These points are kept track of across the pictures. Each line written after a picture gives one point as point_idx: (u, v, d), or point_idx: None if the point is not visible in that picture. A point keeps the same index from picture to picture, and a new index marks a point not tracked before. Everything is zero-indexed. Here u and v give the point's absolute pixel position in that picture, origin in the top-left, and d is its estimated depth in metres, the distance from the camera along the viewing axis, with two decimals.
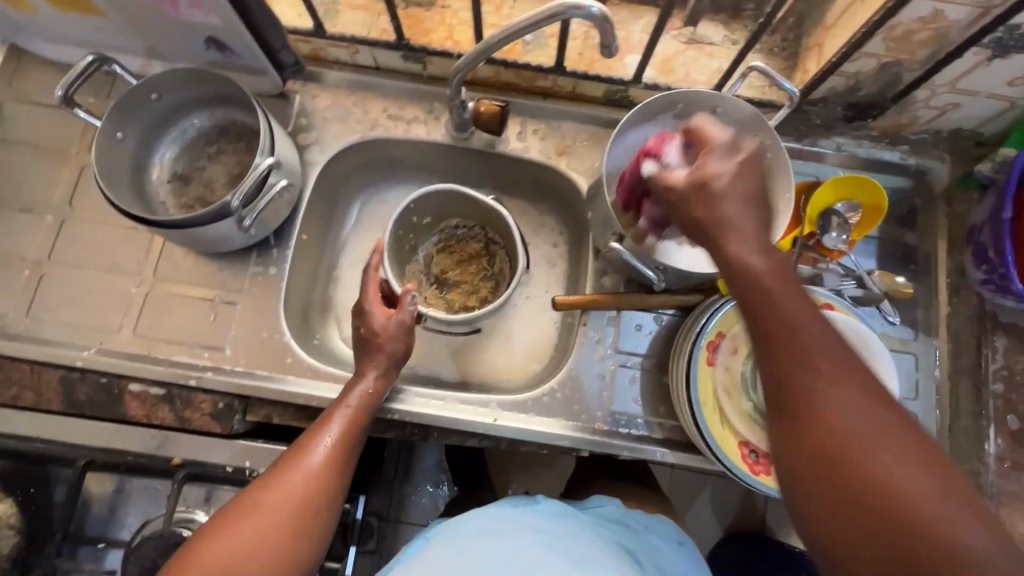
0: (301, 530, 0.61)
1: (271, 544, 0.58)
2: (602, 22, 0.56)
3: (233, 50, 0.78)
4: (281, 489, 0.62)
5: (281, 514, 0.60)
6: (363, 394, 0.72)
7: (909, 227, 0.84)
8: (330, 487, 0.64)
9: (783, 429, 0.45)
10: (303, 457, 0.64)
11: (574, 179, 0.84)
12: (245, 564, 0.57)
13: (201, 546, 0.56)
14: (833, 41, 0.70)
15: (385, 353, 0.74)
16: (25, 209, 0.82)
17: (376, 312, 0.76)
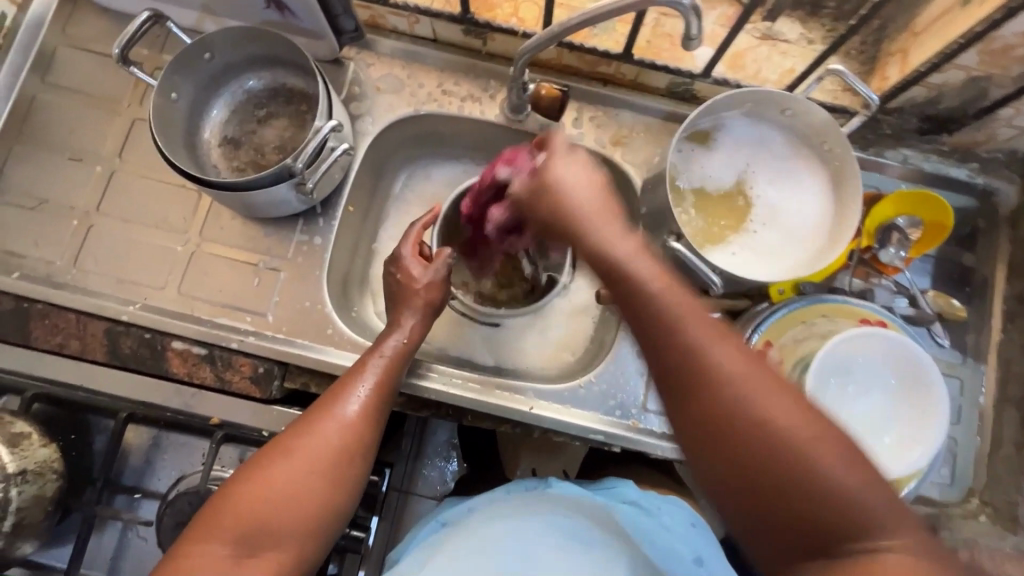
0: (337, 477, 0.62)
1: (309, 490, 0.60)
2: (691, 12, 0.54)
3: (293, 11, 0.76)
4: (316, 436, 0.62)
5: (318, 460, 0.61)
6: (398, 344, 0.72)
7: (967, 248, 0.81)
8: (363, 437, 0.65)
9: (704, 436, 0.47)
10: (336, 404, 0.65)
11: (628, 171, 0.82)
12: (285, 506, 0.58)
13: (239, 488, 0.58)
14: (922, 50, 0.66)
15: (422, 300, 0.77)
16: (76, 157, 0.82)
17: (411, 262, 0.78)
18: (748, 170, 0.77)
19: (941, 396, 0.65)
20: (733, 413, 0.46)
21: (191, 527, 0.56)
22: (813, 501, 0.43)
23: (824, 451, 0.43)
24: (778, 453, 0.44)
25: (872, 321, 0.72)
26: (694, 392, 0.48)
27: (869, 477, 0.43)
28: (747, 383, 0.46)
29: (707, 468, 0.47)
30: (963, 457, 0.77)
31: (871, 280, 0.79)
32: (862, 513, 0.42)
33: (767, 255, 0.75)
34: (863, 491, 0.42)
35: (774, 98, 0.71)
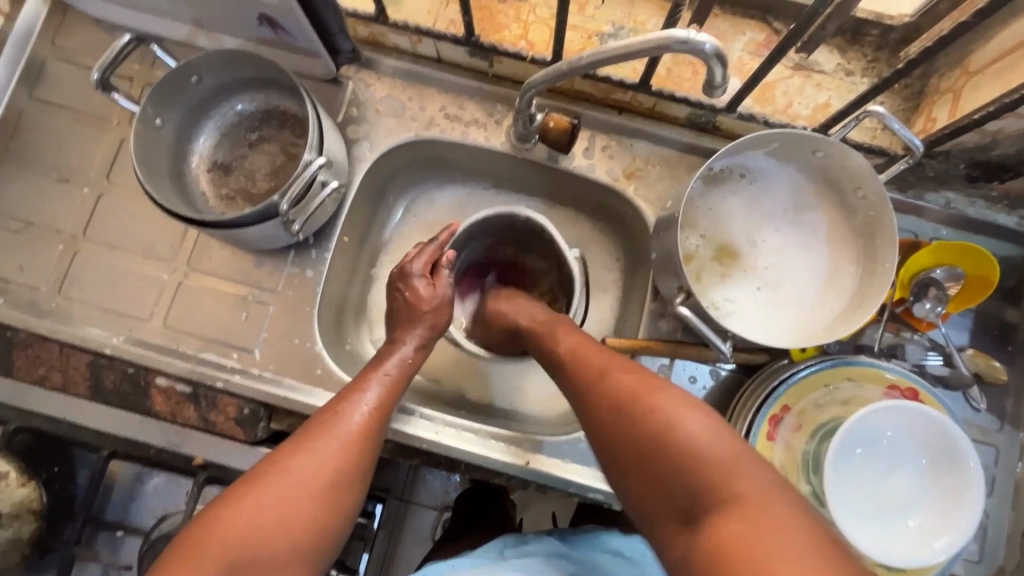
0: (333, 503, 0.54)
1: (301, 517, 0.52)
2: (714, 59, 0.49)
3: (287, 30, 0.71)
4: (312, 455, 0.55)
5: (315, 483, 0.53)
6: (399, 363, 0.66)
7: (1012, 302, 0.74)
8: (360, 460, 0.57)
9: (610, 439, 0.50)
10: (339, 420, 0.58)
11: (641, 208, 0.76)
12: (274, 534, 0.50)
13: (224, 514, 0.50)
14: (979, 93, 0.60)
15: (426, 321, 0.71)
16: (63, 177, 0.79)
17: (418, 281, 0.73)
18: (756, 212, 0.71)
19: (977, 482, 0.59)
20: (597, 394, 0.52)
21: (165, 559, 0.49)
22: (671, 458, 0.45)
23: (679, 412, 0.47)
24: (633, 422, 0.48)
25: (901, 388, 0.67)
26: (574, 384, 0.56)
27: (716, 428, 0.46)
28: (609, 368, 0.54)
29: (600, 455, 0.51)
30: (994, 532, 0.71)
31: (901, 334, 0.73)
32: (715, 461, 0.44)
33: (770, 309, 0.70)
34: (711, 439, 0.45)
35: (803, 141, 0.65)
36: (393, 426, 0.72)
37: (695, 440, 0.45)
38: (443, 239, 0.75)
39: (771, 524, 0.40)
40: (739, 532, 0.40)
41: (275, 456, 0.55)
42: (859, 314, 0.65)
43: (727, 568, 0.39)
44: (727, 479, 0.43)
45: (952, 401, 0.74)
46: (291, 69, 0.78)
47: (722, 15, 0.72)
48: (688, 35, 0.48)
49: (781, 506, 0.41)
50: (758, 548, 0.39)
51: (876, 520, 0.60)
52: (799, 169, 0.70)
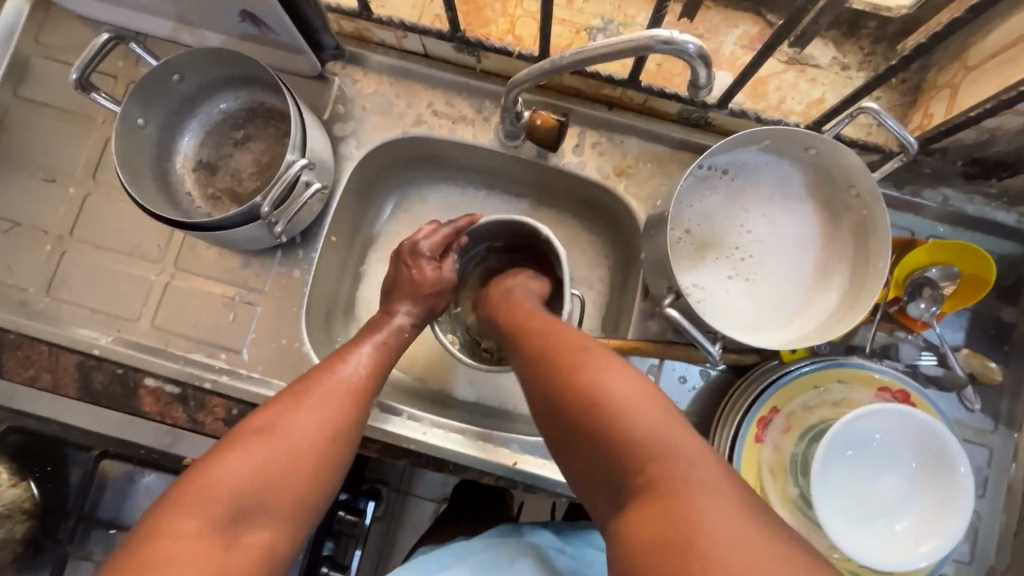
0: (332, 457, 0.54)
1: (302, 467, 0.52)
2: (698, 60, 0.48)
3: (269, 26, 0.70)
4: (306, 412, 0.54)
5: (314, 437, 0.53)
6: (393, 329, 0.67)
7: (1009, 301, 0.73)
8: (355, 419, 0.57)
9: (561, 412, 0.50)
10: (337, 382, 0.58)
11: (631, 206, 0.74)
12: (275, 483, 0.50)
13: (224, 460, 0.50)
14: (976, 89, 0.58)
15: (427, 303, 0.70)
16: (48, 177, 0.78)
17: (427, 262, 0.71)
18: (739, 207, 0.70)
19: (967, 487, 0.58)
20: (554, 364, 0.52)
21: (158, 504, 0.48)
22: (614, 434, 0.46)
23: (619, 386, 0.48)
24: (583, 395, 0.48)
25: (892, 390, 0.66)
26: (532, 356, 0.56)
27: (661, 406, 0.47)
28: (565, 343, 0.54)
29: (546, 428, 0.52)
30: (986, 533, 0.70)
31: (895, 334, 0.72)
32: (654, 439, 0.45)
33: (753, 307, 0.69)
34: (653, 417, 0.46)
35: (796, 137, 0.63)
36: (381, 427, 0.72)
37: (638, 419, 0.46)
38: (460, 223, 0.73)
39: (711, 505, 0.41)
40: (671, 510, 0.41)
41: (273, 410, 0.54)
42: (849, 315, 0.64)
43: (656, 544, 0.41)
44: (664, 456, 0.44)
45: (945, 401, 0.73)
46: (274, 65, 0.77)
47: (714, 7, 0.70)
48: (672, 35, 0.47)
49: (730, 498, 0.42)
50: (690, 524, 0.40)
51: (864, 521, 0.60)
52: (792, 166, 0.69)
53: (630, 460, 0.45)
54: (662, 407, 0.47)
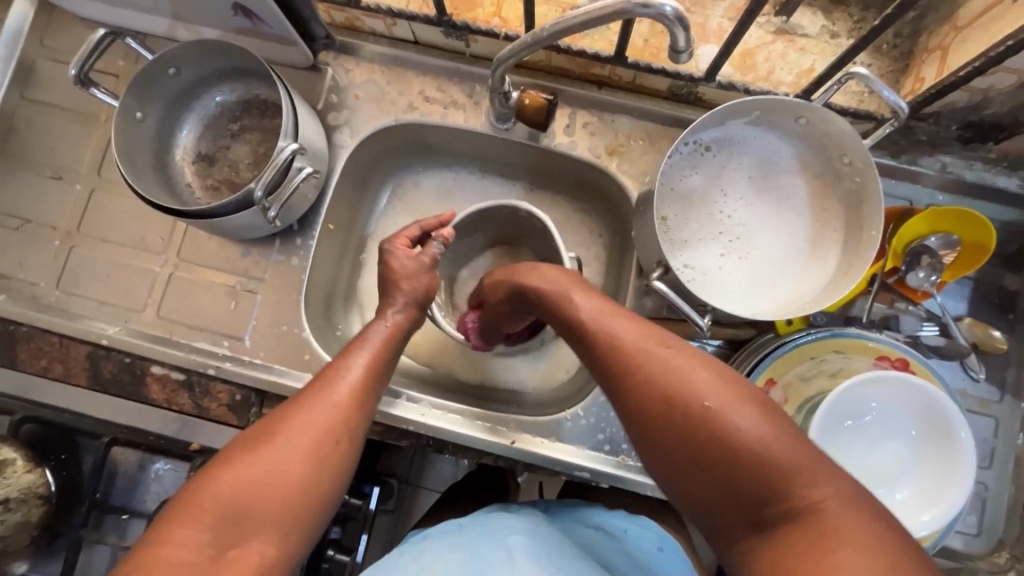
0: (326, 465, 0.53)
1: (291, 477, 0.51)
2: (676, 23, 0.48)
3: (261, 18, 0.71)
4: (303, 419, 0.54)
5: (301, 442, 0.53)
6: (383, 331, 0.65)
7: (1013, 268, 0.71)
8: (354, 423, 0.57)
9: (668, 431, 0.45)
10: (326, 385, 0.57)
11: (624, 184, 0.74)
12: (263, 490, 0.50)
13: (217, 468, 0.50)
14: (965, 49, 0.58)
15: (402, 290, 0.69)
16: (56, 175, 0.81)
17: (398, 252, 0.72)
18: (719, 184, 0.70)
19: (967, 455, 0.57)
20: (642, 375, 0.47)
21: (164, 512, 0.48)
22: (735, 462, 0.42)
23: (731, 404, 0.44)
24: (689, 419, 0.44)
25: (891, 358, 0.65)
26: (608, 365, 0.49)
27: (771, 424, 0.43)
28: (653, 350, 0.48)
29: (642, 444, 0.47)
30: (994, 505, 0.69)
31: (896, 305, 0.71)
32: (787, 469, 0.41)
33: (747, 281, 0.68)
34: (778, 442, 0.42)
35: (786, 105, 0.63)
36: (380, 409, 0.73)
37: (762, 447, 0.42)
38: (429, 223, 0.75)
39: (851, 545, 0.38)
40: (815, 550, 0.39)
41: (269, 419, 0.54)
42: (844, 283, 0.64)
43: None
44: (799, 488, 0.41)
45: (949, 371, 0.72)
46: (266, 56, 0.78)
47: None
48: None
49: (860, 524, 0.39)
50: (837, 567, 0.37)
51: None
52: (784, 136, 0.69)
53: (756, 492, 0.42)
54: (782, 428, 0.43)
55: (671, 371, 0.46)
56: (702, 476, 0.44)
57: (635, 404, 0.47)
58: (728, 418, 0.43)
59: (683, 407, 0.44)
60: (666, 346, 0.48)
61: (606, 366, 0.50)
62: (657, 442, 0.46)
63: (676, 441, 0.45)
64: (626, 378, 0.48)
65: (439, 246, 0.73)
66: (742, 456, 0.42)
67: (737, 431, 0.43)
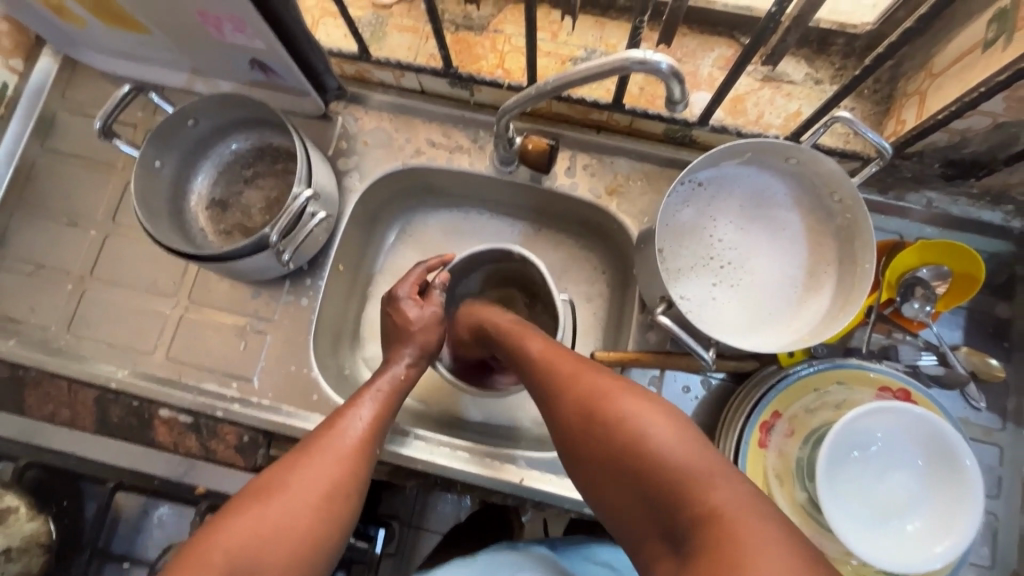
0: (326, 518, 0.53)
1: (292, 529, 0.51)
2: (671, 77, 0.52)
3: (276, 72, 0.75)
4: (307, 470, 0.54)
5: (312, 496, 0.53)
6: (394, 378, 0.66)
7: (1003, 298, 0.73)
8: (357, 473, 0.56)
9: (600, 457, 0.49)
10: (336, 435, 0.57)
11: (624, 223, 0.77)
12: (269, 546, 0.49)
13: (223, 522, 0.50)
14: (941, 94, 0.62)
15: (417, 342, 0.70)
16: (71, 222, 0.83)
17: (406, 304, 0.72)
18: (712, 219, 0.73)
19: (975, 486, 0.58)
20: (569, 395, 0.53)
21: (170, 567, 0.48)
22: (646, 474, 0.46)
23: (646, 419, 0.48)
24: (602, 435, 0.49)
25: (892, 389, 0.67)
26: (546, 391, 0.56)
27: (686, 438, 0.47)
28: (586, 373, 0.54)
29: (575, 471, 0.52)
30: (1006, 535, 0.69)
31: (892, 334, 0.72)
32: (692, 471, 0.44)
33: (745, 312, 0.71)
34: (685, 448, 0.46)
35: (777, 148, 0.66)
36: (389, 448, 0.73)
37: (673, 456, 0.46)
38: (432, 263, 0.75)
39: (757, 534, 0.40)
40: (719, 545, 0.40)
41: (277, 468, 0.54)
42: (842, 315, 0.65)
43: None
44: (705, 493, 0.43)
45: (950, 400, 0.73)
46: (281, 107, 0.82)
47: (690, 34, 0.75)
48: (646, 55, 0.51)
49: (761, 521, 0.41)
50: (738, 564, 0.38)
51: (871, 523, 0.59)
52: (774, 175, 0.72)
53: (666, 499, 0.45)
54: (688, 436, 0.47)
55: (598, 392, 0.52)
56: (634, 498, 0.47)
57: (568, 431, 0.52)
58: (648, 433, 0.47)
59: (607, 428, 0.49)
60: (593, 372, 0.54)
61: (546, 398, 0.56)
62: (593, 471, 0.50)
63: (605, 466, 0.49)
64: (560, 408, 0.54)
65: (441, 295, 0.74)
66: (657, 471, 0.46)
67: (652, 446, 0.47)
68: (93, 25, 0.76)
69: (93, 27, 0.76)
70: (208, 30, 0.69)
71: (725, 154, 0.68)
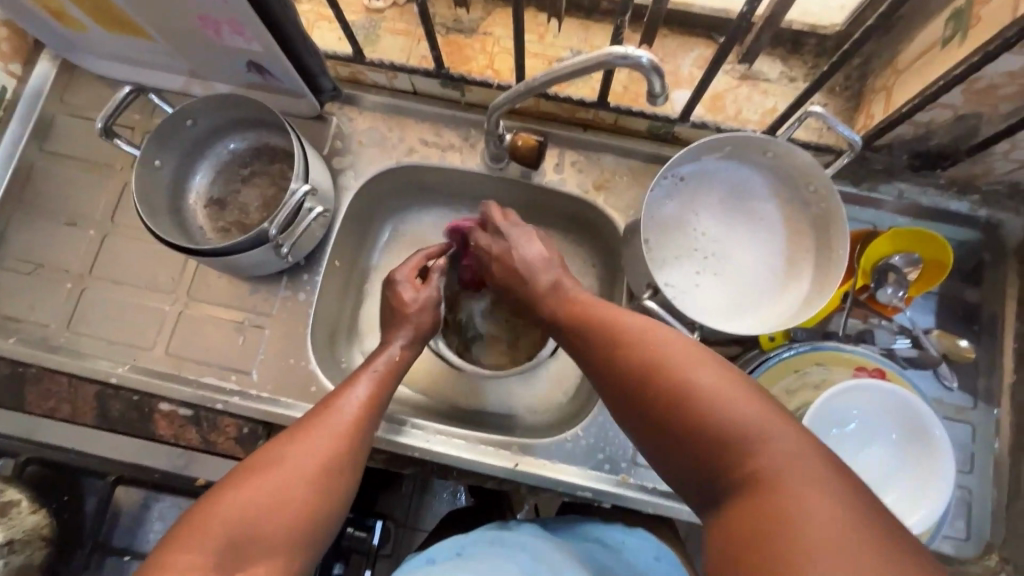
0: (323, 490, 0.55)
1: (291, 499, 0.53)
2: (652, 71, 0.55)
3: (273, 74, 0.77)
4: (303, 446, 0.56)
5: (308, 468, 0.55)
6: (389, 358, 0.68)
7: (971, 283, 0.77)
8: (354, 446, 0.59)
9: (648, 409, 0.49)
10: (333, 413, 0.59)
11: (611, 216, 0.80)
12: (268, 515, 0.51)
13: (222, 493, 0.51)
14: (905, 89, 0.66)
15: (411, 324, 0.72)
16: (71, 222, 0.84)
17: (405, 285, 0.74)
18: (695, 212, 0.76)
19: (946, 454, 0.61)
20: (619, 352, 0.53)
21: (169, 536, 0.49)
22: (696, 429, 0.46)
23: (700, 373, 0.48)
24: (657, 394, 0.49)
25: (868, 368, 0.70)
26: (597, 348, 0.56)
27: (741, 395, 0.46)
28: (640, 332, 0.53)
29: (624, 421, 0.53)
30: (979, 508, 0.72)
31: (869, 320, 0.76)
32: (744, 428, 0.44)
33: (727, 299, 0.74)
34: (740, 405, 0.45)
35: (753, 142, 0.70)
36: (385, 436, 0.74)
37: (724, 414, 0.45)
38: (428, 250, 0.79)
39: (809, 498, 0.40)
40: (766, 510, 0.41)
41: (275, 445, 0.56)
42: (818, 298, 0.69)
43: (754, 552, 0.40)
44: (755, 452, 0.44)
45: (924, 381, 0.76)
46: (280, 109, 0.85)
47: (670, 36, 0.79)
48: (627, 51, 0.54)
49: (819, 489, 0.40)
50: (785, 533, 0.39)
51: None
52: (753, 169, 0.75)
53: (718, 453, 0.45)
54: (750, 395, 0.46)
55: (653, 348, 0.51)
56: (680, 450, 0.47)
57: (619, 384, 0.52)
58: (701, 389, 0.47)
59: (661, 383, 0.49)
60: (647, 331, 0.53)
61: (596, 352, 0.56)
62: (639, 420, 0.50)
63: (653, 418, 0.49)
64: (613, 362, 0.53)
65: (439, 278, 0.76)
66: (709, 426, 0.45)
67: (705, 401, 0.46)
68: (93, 29, 0.78)
69: (93, 31, 0.78)
70: (207, 34, 0.71)
71: (704, 148, 0.71)
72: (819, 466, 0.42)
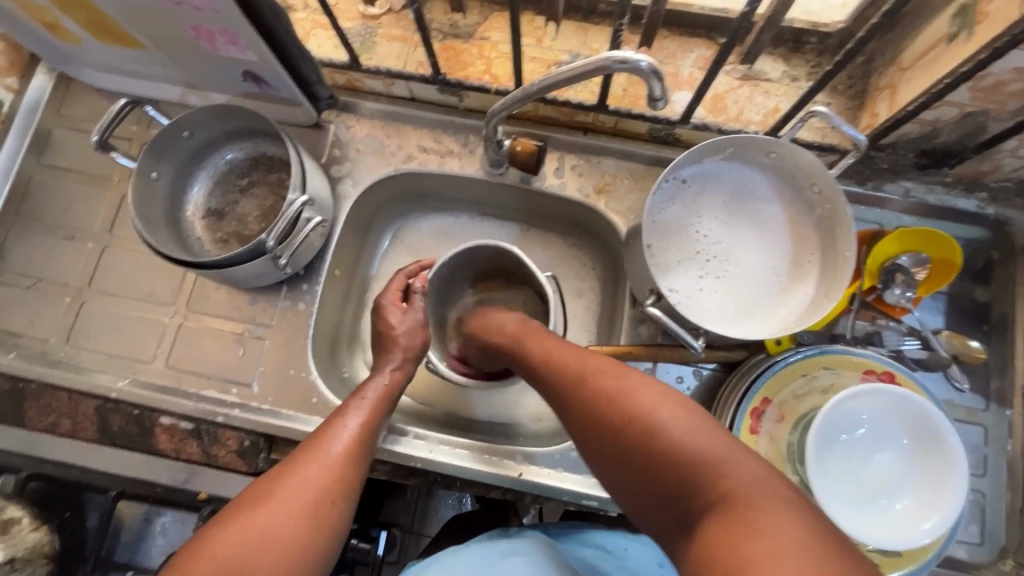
0: (317, 524, 0.53)
1: (283, 536, 0.51)
2: (651, 75, 0.54)
3: (269, 83, 0.77)
4: (296, 478, 0.54)
5: (298, 503, 0.53)
6: (381, 386, 0.67)
7: (981, 282, 0.76)
8: (348, 484, 0.57)
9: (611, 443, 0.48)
10: (323, 444, 0.58)
11: (613, 220, 0.79)
12: (259, 552, 0.49)
13: (211, 535, 0.50)
14: (911, 86, 0.64)
15: (400, 346, 0.72)
16: (68, 235, 0.84)
17: (391, 308, 0.74)
18: (698, 216, 0.75)
19: (959, 463, 0.60)
20: (581, 389, 0.53)
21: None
22: (661, 456, 0.45)
23: (660, 404, 0.47)
24: (619, 426, 0.48)
25: (877, 372, 0.69)
26: (559, 387, 0.55)
27: (701, 424, 0.45)
28: (604, 369, 0.53)
29: (590, 457, 0.51)
30: (993, 511, 0.71)
31: (877, 321, 0.74)
32: (702, 452, 0.43)
33: (731, 303, 0.72)
34: (696, 432, 0.45)
35: (757, 143, 0.69)
36: (388, 447, 0.74)
37: (686, 440, 0.44)
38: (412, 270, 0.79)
39: (770, 518, 0.38)
40: (731, 530, 0.39)
41: (267, 477, 0.55)
42: (825, 302, 0.68)
43: None
44: (717, 474, 0.42)
45: (934, 382, 0.75)
46: (275, 118, 0.84)
47: (670, 36, 0.78)
48: (626, 55, 0.53)
49: (780, 510, 0.39)
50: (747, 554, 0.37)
51: (863, 503, 0.61)
52: (756, 170, 0.74)
53: (683, 479, 0.43)
54: (709, 425, 0.45)
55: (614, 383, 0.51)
56: (646, 483, 0.46)
57: (583, 420, 0.51)
58: (662, 419, 0.46)
59: (623, 414, 0.48)
60: (607, 366, 0.53)
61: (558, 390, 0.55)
62: (604, 455, 0.49)
63: (616, 452, 0.48)
64: (575, 399, 0.53)
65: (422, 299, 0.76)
66: (670, 451, 0.44)
67: (668, 429, 0.45)
68: (88, 41, 0.77)
69: (88, 44, 0.78)
70: (202, 45, 0.71)
71: (705, 151, 0.70)
72: (780, 486, 0.41)
